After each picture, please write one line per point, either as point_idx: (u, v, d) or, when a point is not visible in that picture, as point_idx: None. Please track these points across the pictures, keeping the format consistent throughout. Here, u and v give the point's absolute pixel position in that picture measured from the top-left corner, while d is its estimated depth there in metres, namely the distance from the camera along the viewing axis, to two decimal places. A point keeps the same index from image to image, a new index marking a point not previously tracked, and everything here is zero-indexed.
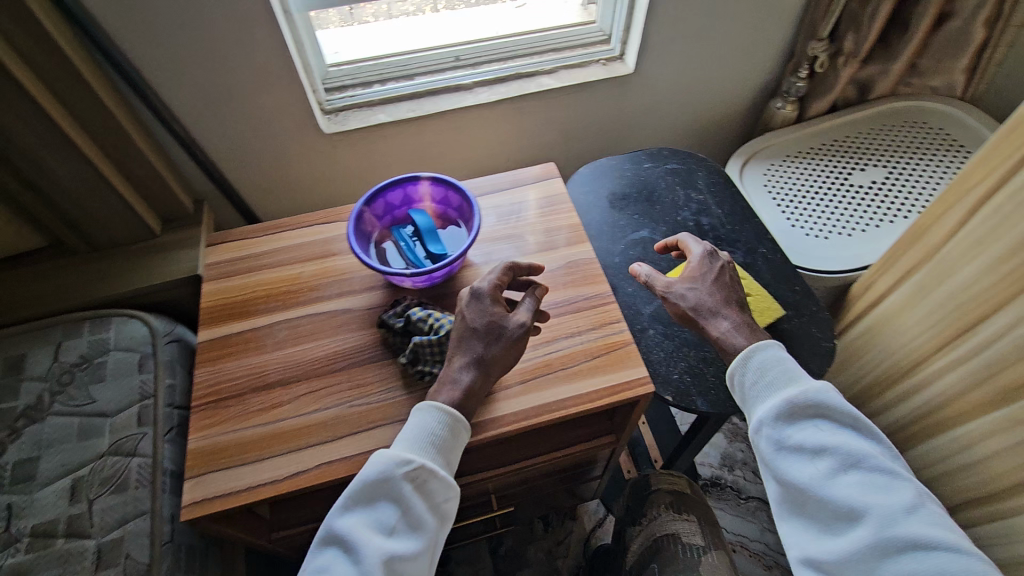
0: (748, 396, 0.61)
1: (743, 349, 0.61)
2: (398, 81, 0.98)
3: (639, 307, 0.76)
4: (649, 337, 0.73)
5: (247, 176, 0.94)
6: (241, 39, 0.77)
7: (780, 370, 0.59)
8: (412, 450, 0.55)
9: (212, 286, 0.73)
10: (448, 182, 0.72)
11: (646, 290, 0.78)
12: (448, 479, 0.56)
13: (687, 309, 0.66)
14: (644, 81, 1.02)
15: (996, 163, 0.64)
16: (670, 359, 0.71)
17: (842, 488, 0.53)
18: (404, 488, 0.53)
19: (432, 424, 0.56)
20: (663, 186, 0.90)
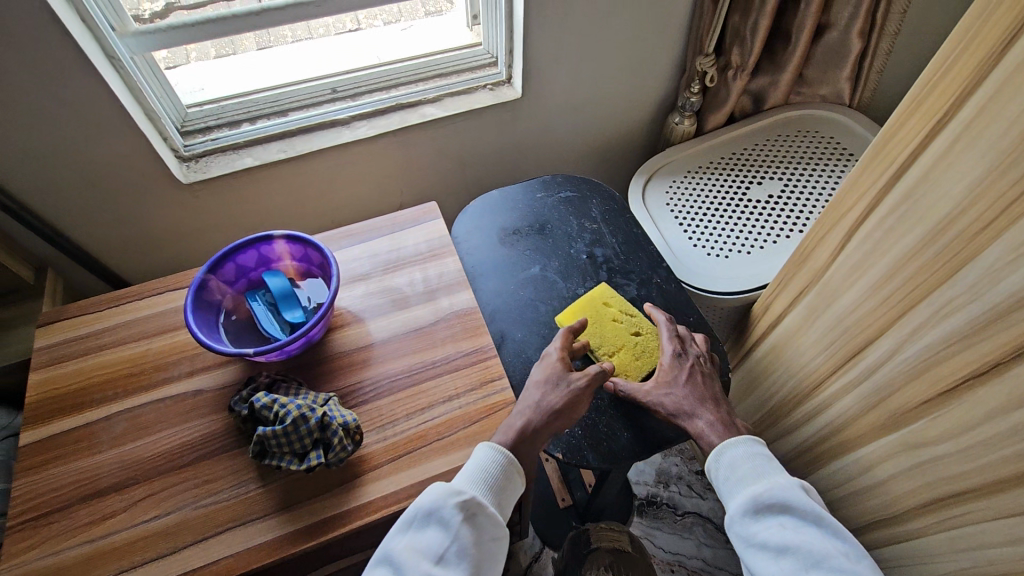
0: (722, 494, 0.60)
1: (719, 445, 0.61)
2: (269, 119, 0.91)
3: (529, 354, 0.71)
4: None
5: (100, 235, 0.85)
6: (59, 91, 0.68)
7: (748, 468, 0.59)
8: (468, 483, 0.55)
9: (40, 375, 0.65)
10: (305, 239, 0.66)
11: (536, 335, 0.73)
12: (498, 515, 0.55)
13: (664, 411, 0.63)
14: (535, 104, 0.98)
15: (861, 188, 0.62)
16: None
17: None
18: (456, 520, 0.52)
19: (488, 460, 0.56)
20: (556, 217, 0.86)
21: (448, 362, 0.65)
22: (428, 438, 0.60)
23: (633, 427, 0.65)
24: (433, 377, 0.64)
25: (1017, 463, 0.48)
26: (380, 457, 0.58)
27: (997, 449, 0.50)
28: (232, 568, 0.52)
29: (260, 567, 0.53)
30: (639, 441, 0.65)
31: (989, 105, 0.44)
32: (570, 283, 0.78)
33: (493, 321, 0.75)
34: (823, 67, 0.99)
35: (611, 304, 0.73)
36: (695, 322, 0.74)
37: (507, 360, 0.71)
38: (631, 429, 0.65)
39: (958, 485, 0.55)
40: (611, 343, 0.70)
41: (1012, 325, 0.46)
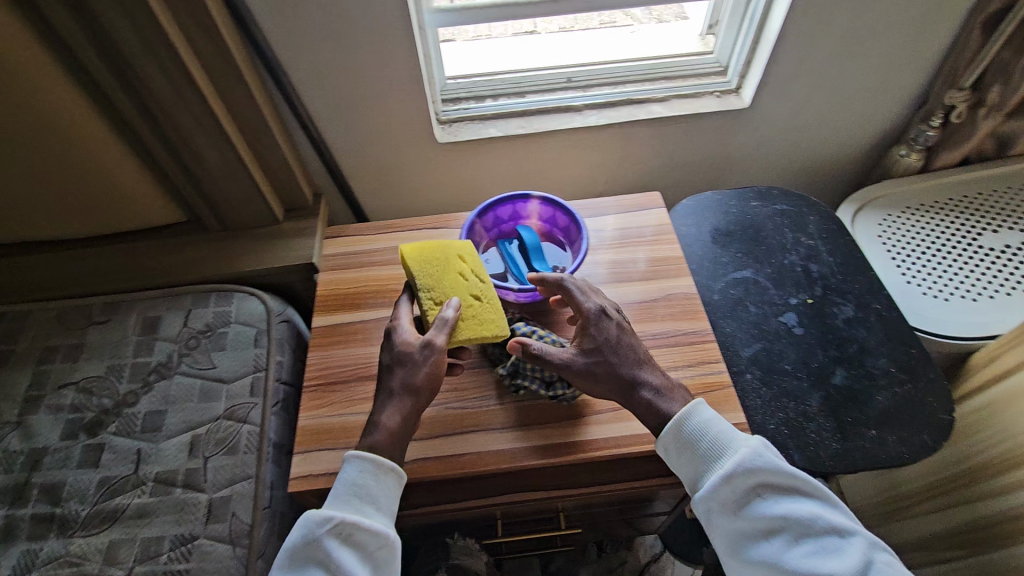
0: (681, 468, 0.58)
1: (675, 424, 0.58)
2: (509, 98, 1.01)
3: (737, 348, 0.74)
4: (747, 382, 0.71)
5: (362, 176, 1.01)
6: (379, 51, 0.82)
7: (706, 442, 0.57)
8: (337, 502, 0.55)
9: (327, 276, 0.79)
10: (557, 203, 0.74)
11: (746, 332, 0.75)
12: (378, 528, 0.54)
13: (603, 385, 0.59)
14: (760, 116, 1.00)
15: None
16: (768, 409, 0.69)
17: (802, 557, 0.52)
18: (329, 545, 0.53)
19: (349, 474, 0.56)
20: (771, 227, 0.86)
21: (668, 336, 0.70)
22: None
23: (842, 440, 0.66)
24: (652, 347, 0.70)
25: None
26: (604, 404, 0.65)
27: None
28: (478, 462, 0.62)
29: (498, 469, 0.62)
30: (847, 455, 0.65)
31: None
32: (782, 291, 0.79)
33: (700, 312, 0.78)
34: None
35: (463, 258, 0.67)
36: (918, 354, 0.73)
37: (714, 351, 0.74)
38: (839, 441, 0.66)
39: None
40: (440, 291, 0.64)
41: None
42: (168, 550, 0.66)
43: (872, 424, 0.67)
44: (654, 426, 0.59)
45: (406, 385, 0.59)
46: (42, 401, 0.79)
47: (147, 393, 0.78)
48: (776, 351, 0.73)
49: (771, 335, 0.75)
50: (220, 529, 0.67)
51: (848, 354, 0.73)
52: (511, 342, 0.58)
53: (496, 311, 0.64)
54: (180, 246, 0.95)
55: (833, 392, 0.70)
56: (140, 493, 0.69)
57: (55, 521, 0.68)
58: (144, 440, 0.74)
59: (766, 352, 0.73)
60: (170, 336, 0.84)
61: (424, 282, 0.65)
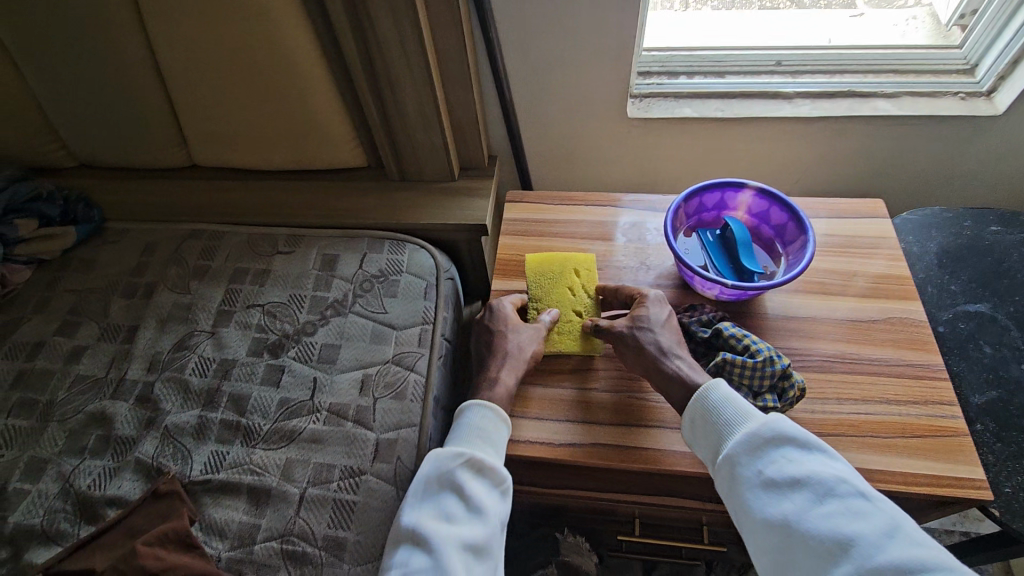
0: (705, 436, 0.55)
1: (695, 395, 0.55)
2: (708, 77, 0.94)
3: (965, 392, 0.64)
4: (977, 433, 0.61)
5: (539, 143, 0.98)
6: (597, 14, 0.78)
7: (730, 406, 0.54)
8: (463, 444, 0.57)
9: (508, 240, 0.78)
10: (777, 197, 0.66)
11: (978, 375, 0.65)
12: (502, 468, 0.56)
13: (643, 352, 0.59)
14: (1010, 126, 0.85)
15: None
16: (1004, 469, 0.58)
17: (824, 522, 0.46)
18: (458, 477, 0.54)
19: (473, 419, 0.58)
20: (1017, 258, 0.74)
21: (889, 364, 0.62)
22: (858, 430, 0.58)
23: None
24: (869, 373, 0.61)
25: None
26: (809, 426, 0.59)
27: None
28: (660, 460, 0.59)
29: (680, 473, 0.58)
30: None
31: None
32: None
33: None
34: None
35: (578, 275, 0.69)
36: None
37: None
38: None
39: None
40: (546, 303, 0.68)
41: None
42: (337, 479, 0.68)
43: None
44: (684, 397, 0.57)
45: (510, 351, 0.63)
46: (234, 316, 0.85)
47: (323, 326, 0.82)
48: (1017, 403, 0.62)
49: (1011, 383, 0.64)
50: (385, 469, 0.69)
51: None
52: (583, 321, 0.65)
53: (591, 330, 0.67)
54: (360, 191, 0.99)
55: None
56: (315, 419, 0.73)
57: (240, 431, 0.73)
58: (319, 369, 0.78)
59: (1004, 402, 0.63)
60: (347, 276, 0.87)
61: (532, 292, 0.69)
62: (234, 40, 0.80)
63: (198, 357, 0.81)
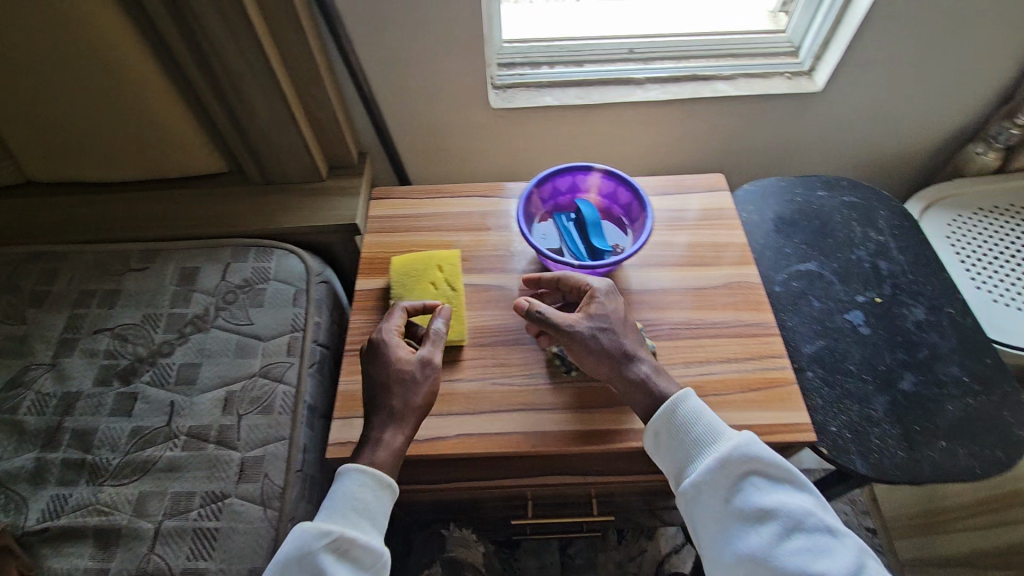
0: (668, 453, 0.56)
1: (669, 407, 0.56)
2: (567, 67, 0.96)
3: (798, 345, 0.70)
4: (808, 380, 0.67)
5: (408, 138, 0.97)
6: (441, 5, 0.78)
7: (695, 427, 0.55)
8: (335, 516, 0.52)
9: (373, 238, 0.76)
10: (622, 178, 0.70)
11: (809, 328, 0.71)
12: (374, 544, 0.52)
13: (603, 355, 0.57)
14: (830, 101, 0.94)
15: None
16: (831, 409, 0.65)
17: (789, 555, 0.49)
18: (323, 560, 0.49)
19: (350, 485, 0.52)
20: (838, 220, 0.82)
21: (729, 326, 0.66)
22: (703, 390, 0.62)
23: (909, 448, 0.62)
24: (712, 336, 0.66)
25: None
26: None
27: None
28: (524, 442, 0.59)
29: (545, 452, 0.59)
30: (915, 463, 0.61)
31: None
32: (848, 288, 0.75)
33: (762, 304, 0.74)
34: None
35: (441, 268, 0.68)
36: (992, 364, 0.68)
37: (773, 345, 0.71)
38: (906, 449, 0.62)
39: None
40: (409, 298, 0.66)
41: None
42: (198, 507, 0.64)
43: (941, 434, 0.63)
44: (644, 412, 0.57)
45: (399, 407, 0.55)
46: (77, 344, 0.77)
47: (181, 345, 0.76)
48: (840, 349, 0.69)
49: (835, 332, 0.71)
50: (252, 488, 0.65)
51: (917, 359, 0.69)
52: (520, 299, 0.58)
53: (457, 320, 0.66)
54: (219, 197, 0.93)
55: (900, 397, 0.66)
56: (172, 446, 0.68)
57: (86, 468, 0.67)
58: (177, 392, 0.72)
59: (830, 349, 0.69)
60: (207, 289, 0.81)
61: (394, 290, 0.67)
62: (41, 39, 0.72)
63: (35, 394, 0.72)
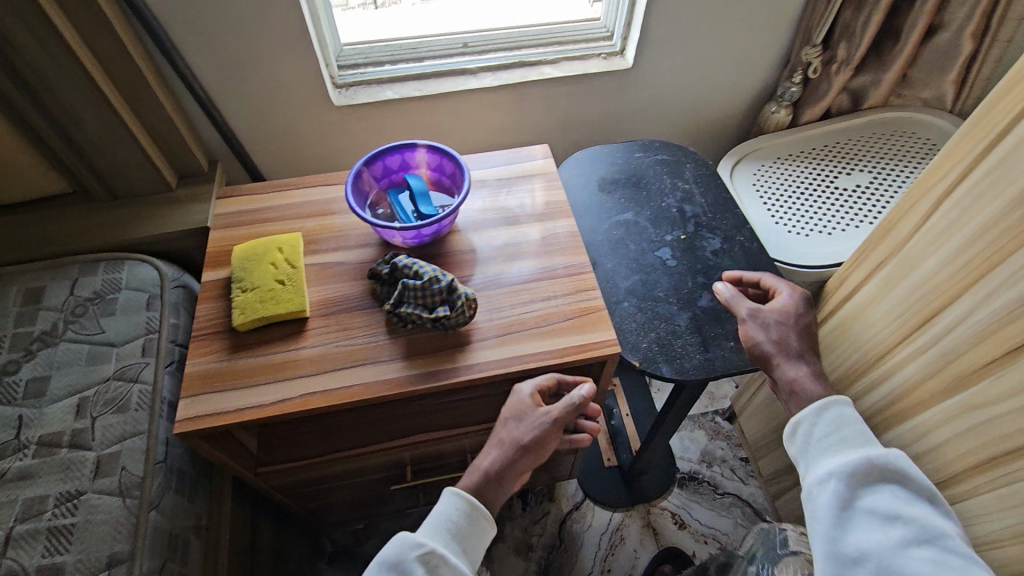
0: (810, 445, 0.66)
1: (822, 402, 0.67)
2: (407, 63, 1.04)
3: (617, 282, 0.80)
4: (623, 309, 0.77)
5: (261, 142, 1.01)
6: (261, 10, 0.83)
7: (854, 427, 0.65)
8: (430, 535, 0.60)
9: (219, 233, 0.79)
10: (444, 150, 0.77)
11: (625, 267, 0.82)
12: (461, 566, 0.58)
13: (768, 346, 0.70)
14: (642, 76, 1.07)
15: (942, 173, 0.68)
16: (641, 330, 0.75)
17: (911, 558, 0.56)
18: (414, 567, 0.56)
19: (449, 508, 0.61)
20: (651, 174, 0.94)
21: (549, 271, 0.75)
22: (526, 325, 0.70)
23: (705, 351, 0.73)
24: (534, 281, 0.74)
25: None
26: (488, 332, 0.69)
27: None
28: (364, 394, 0.64)
29: (386, 398, 0.64)
30: (710, 363, 0.72)
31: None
32: (659, 230, 0.86)
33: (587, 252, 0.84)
34: (928, 70, 1.01)
35: (281, 250, 0.73)
36: (773, 276, 0.81)
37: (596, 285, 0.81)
38: (703, 352, 0.73)
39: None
40: (249, 279, 0.70)
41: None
42: (52, 508, 0.64)
43: (731, 337, 0.74)
44: (797, 407, 0.69)
45: (521, 444, 0.65)
46: None
47: (28, 362, 0.76)
48: (651, 281, 0.80)
49: (647, 268, 0.81)
50: (109, 482, 0.67)
51: (713, 280, 0.80)
52: (722, 286, 0.74)
53: (297, 292, 0.70)
54: (65, 217, 0.92)
55: (699, 312, 0.77)
56: (21, 456, 0.67)
57: None
58: (24, 406, 0.72)
59: (642, 282, 0.80)
60: (55, 305, 0.81)
61: (236, 275, 0.71)
62: None
63: None
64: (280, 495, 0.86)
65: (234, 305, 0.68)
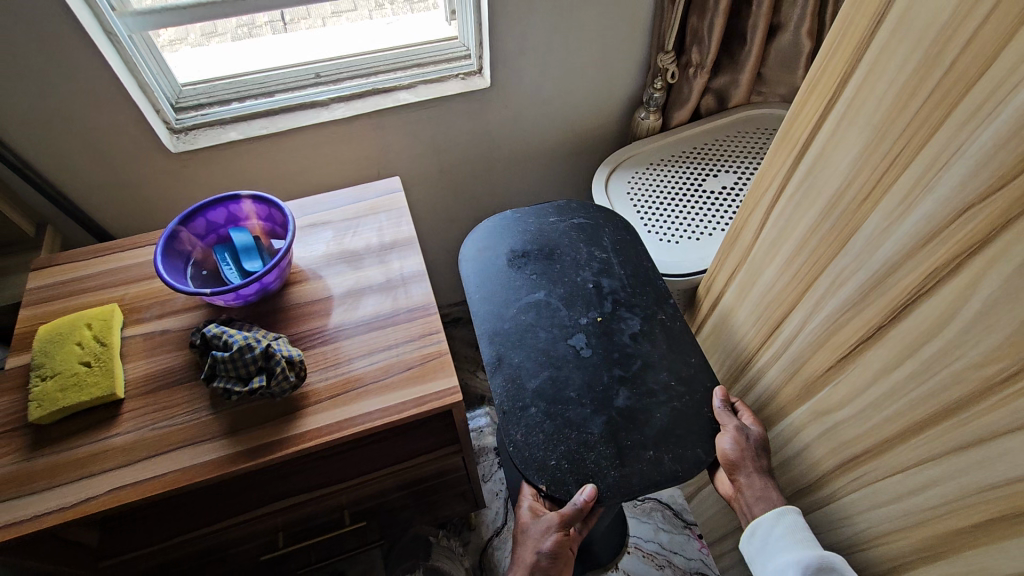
0: (768, 548, 0.68)
1: (777, 508, 0.69)
2: (256, 99, 0.97)
3: (523, 381, 0.76)
4: (531, 416, 0.73)
5: (95, 197, 0.94)
6: (58, 60, 0.77)
7: (807, 531, 0.68)
8: None
9: (26, 312, 0.71)
10: (268, 200, 0.72)
11: (533, 361, 0.77)
12: None
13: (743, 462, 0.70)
14: (503, 94, 1.04)
15: (768, 182, 0.68)
16: (550, 443, 0.71)
17: None
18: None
19: None
20: (566, 244, 0.90)
21: (392, 317, 0.72)
22: (364, 380, 0.66)
23: (620, 466, 0.69)
24: (376, 328, 0.71)
25: (917, 411, 0.53)
26: (321, 393, 0.65)
27: (899, 397, 0.55)
28: (178, 481, 0.59)
29: (205, 481, 0.60)
30: (625, 481, 0.68)
31: (874, 69, 0.49)
32: (573, 312, 0.82)
33: (491, 343, 0.79)
34: (778, 67, 1.04)
35: (89, 327, 0.67)
36: (696, 364, 0.77)
37: (501, 384, 0.76)
38: (618, 468, 0.69)
39: (864, 441, 0.61)
40: (48, 365, 0.64)
41: (905, 275, 0.51)
42: None
43: (650, 445, 0.70)
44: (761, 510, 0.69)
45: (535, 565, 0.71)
46: None
47: None
48: (562, 378, 0.76)
49: (559, 360, 0.77)
50: None
51: (630, 372, 0.76)
52: (719, 388, 0.75)
53: (106, 374, 0.64)
54: None
55: (614, 415, 0.73)
56: None
57: None
58: None
59: (552, 380, 0.75)
60: None
61: (35, 360, 0.65)
62: None
63: None
64: None
65: (31, 395, 0.62)
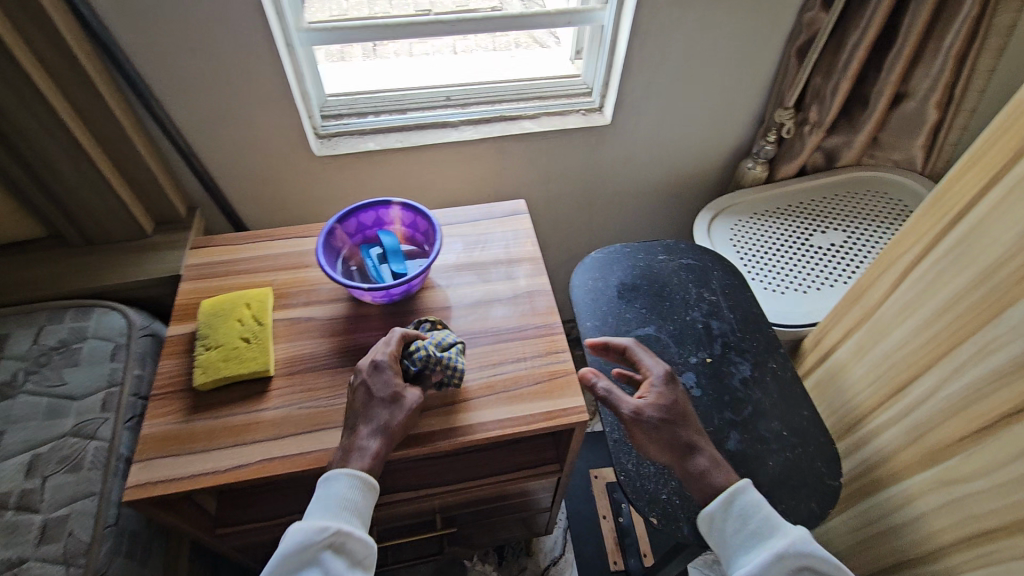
0: (724, 543, 0.62)
1: (724, 494, 0.62)
2: (391, 114, 1.04)
3: None
4: None
5: (239, 188, 1.02)
6: (242, 64, 0.85)
7: (759, 513, 0.61)
8: (326, 516, 0.56)
9: (188, 285, 0.78)
10: (416, 208, 0.77)
11: None
12: (367, 538, 0.57)
13: (659, 447, 0.64)
14: (621, 132, 1.09)
15: (910, 244, 0.69)
16: (661, 477, 0.71)
17: None
18: (324, 557, 0.54)
19: (340, 489, 0.57)
20: (676, 281, 0.91)
21: (520, 332, 0.75)
22: (495, 389, 0.69)
23: None
24: (506, 341, 0.74)
25: None
26: (455, 396, 0.68)
27: None
28: (323, 461, 0.62)
29: None
30: None
31: None
32: (683, 350, 0.83)
33: None
34: (897, 133, 1.05)
35: (248, 307, 0.73)
36: (808, 417, 0.77)
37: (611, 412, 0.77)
38: None
39: (999, 515, 0.60)
40: (213, 337, 0.70)
41: None
42: None
43: (762, 492, 0.70)
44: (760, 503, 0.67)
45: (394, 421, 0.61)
46: None
47: None
48: None
49: None
50: (54, 549, 0.65)
51: (742, 417, 0.76)
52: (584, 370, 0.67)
53: (262, 351, 0.69)
54: (34, 261, 0.91)
55: (725, 457, 0.73)
56: None
57: None
58: None
59: None
60: (17, 354, 0.79)
61: (201, 331, 0.71)
62: None
63: None
64: (237, 553, 0.83)
65: (197, 362, 0.68)
